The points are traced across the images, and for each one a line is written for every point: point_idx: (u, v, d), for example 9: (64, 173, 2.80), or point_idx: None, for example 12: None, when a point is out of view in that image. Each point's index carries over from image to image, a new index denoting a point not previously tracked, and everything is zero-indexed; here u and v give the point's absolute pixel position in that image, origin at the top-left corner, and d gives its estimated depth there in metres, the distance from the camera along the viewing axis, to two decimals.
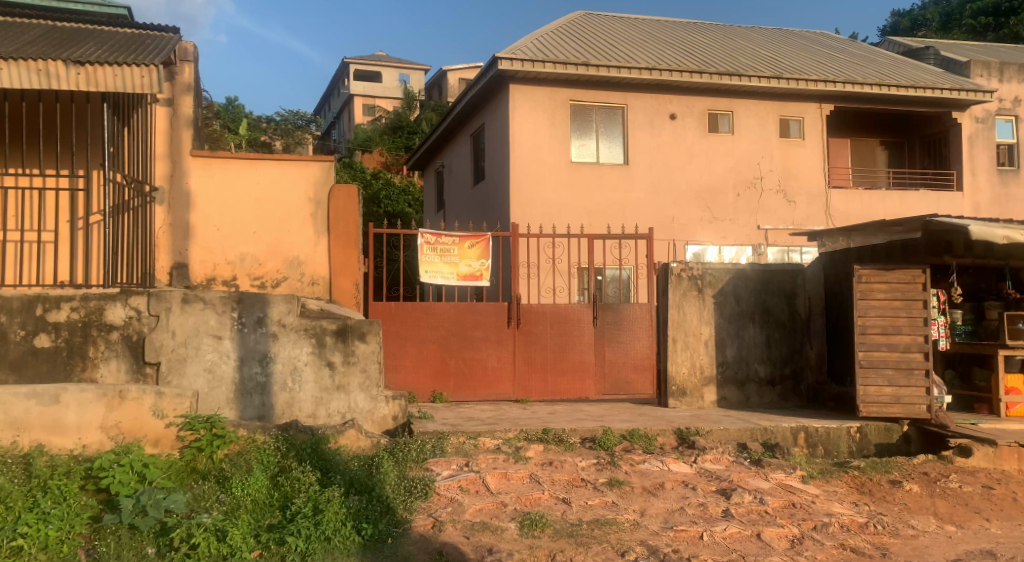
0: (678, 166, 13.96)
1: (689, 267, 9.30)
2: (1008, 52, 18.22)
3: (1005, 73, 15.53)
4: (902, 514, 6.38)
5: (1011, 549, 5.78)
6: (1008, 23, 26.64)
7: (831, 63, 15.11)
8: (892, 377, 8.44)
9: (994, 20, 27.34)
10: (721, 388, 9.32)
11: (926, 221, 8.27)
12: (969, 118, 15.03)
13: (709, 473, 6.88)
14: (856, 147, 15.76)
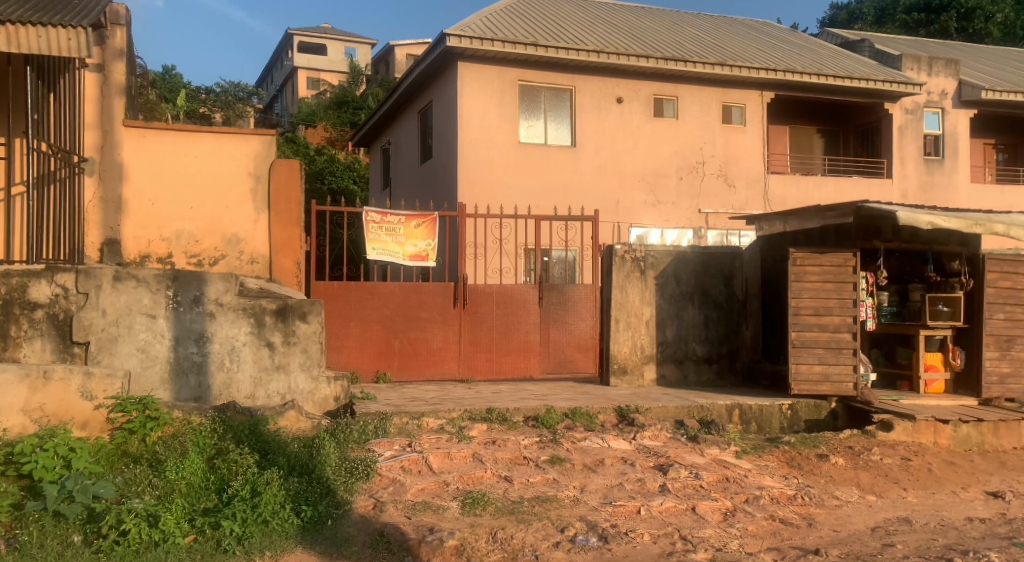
0: (624, 150, 14.09)
1: (633, 249, 9.44)
2: (937, 47, 18.86)
3: (934, 68, 15.87)
4: (827, 485, 6.69)
5: (925, 516, 6.12)
6: (939, 20, 27.60)
7: (773, 52, 15.43)
8: (822, 356, 8.78)
9: (926, 16, 28.27)
10: (661, 366, 9.54)
11: (858, 207, 8.56)
12: (900, 110, 15.57)
13: (647, 449, 7.06)
14: (794, 135, 16.33)
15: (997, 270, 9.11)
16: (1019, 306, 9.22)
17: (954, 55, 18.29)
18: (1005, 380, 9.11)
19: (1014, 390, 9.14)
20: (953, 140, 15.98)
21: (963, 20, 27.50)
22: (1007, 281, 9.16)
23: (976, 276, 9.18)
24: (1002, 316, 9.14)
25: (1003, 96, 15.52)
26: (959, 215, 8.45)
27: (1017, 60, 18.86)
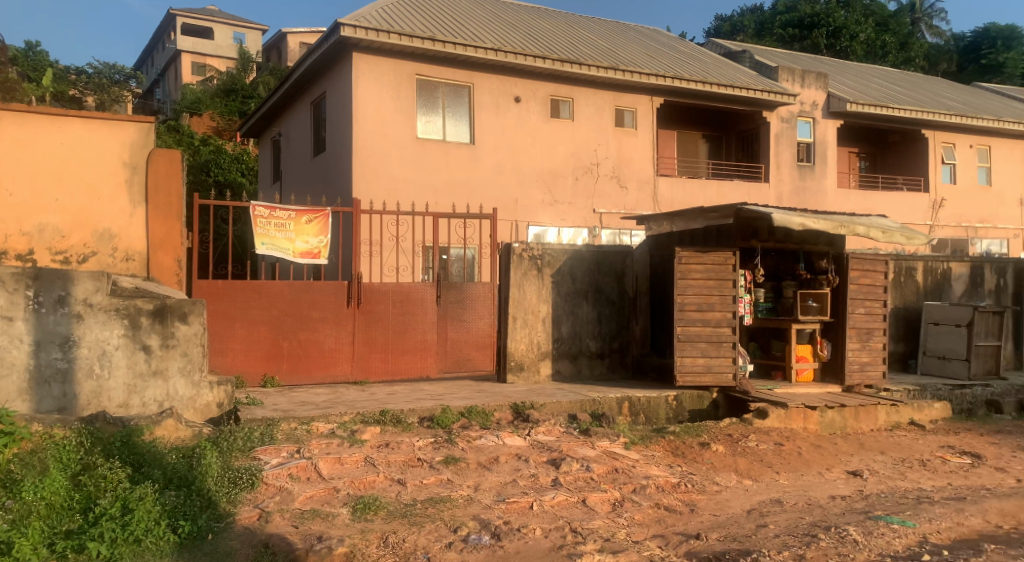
0: (521, 148, 14.22)
1: (531, 248, 9.53)
2: (808, 61, 20.18)
3: (806, 80, 16.94)
4: (709, 472, 7.05)
5: (795, 497, 6.56)
6: (811, 35, 29.55)
7: (662, 58, 16.01)
8: (705, 349, 9.20)
9: (800, 32, 30.09)
10: (556, 362, 9.72)
11: (738, 209, 8.99)
12: (776, 118, 16.54)
13: (541, 445, 7.17)
14: (681, 139, 17.09)
15: (859, 269, 9.86)
16: (877, 300, 10.02)
17: (823, 69, 19.62)
18: (865, 368, 9.88)
19: (873, 378, 9.93)
20: (822, 148, 17.13)
21: (831, 37, 29.43)
22: (867, 278, 9.93)
23: (841, 273, 9.89)
24: (863, 311, 9.91)
25: (865, 108, 16.78)
26: (827, 218, 9.09)
27: (876, 76, 20.49)
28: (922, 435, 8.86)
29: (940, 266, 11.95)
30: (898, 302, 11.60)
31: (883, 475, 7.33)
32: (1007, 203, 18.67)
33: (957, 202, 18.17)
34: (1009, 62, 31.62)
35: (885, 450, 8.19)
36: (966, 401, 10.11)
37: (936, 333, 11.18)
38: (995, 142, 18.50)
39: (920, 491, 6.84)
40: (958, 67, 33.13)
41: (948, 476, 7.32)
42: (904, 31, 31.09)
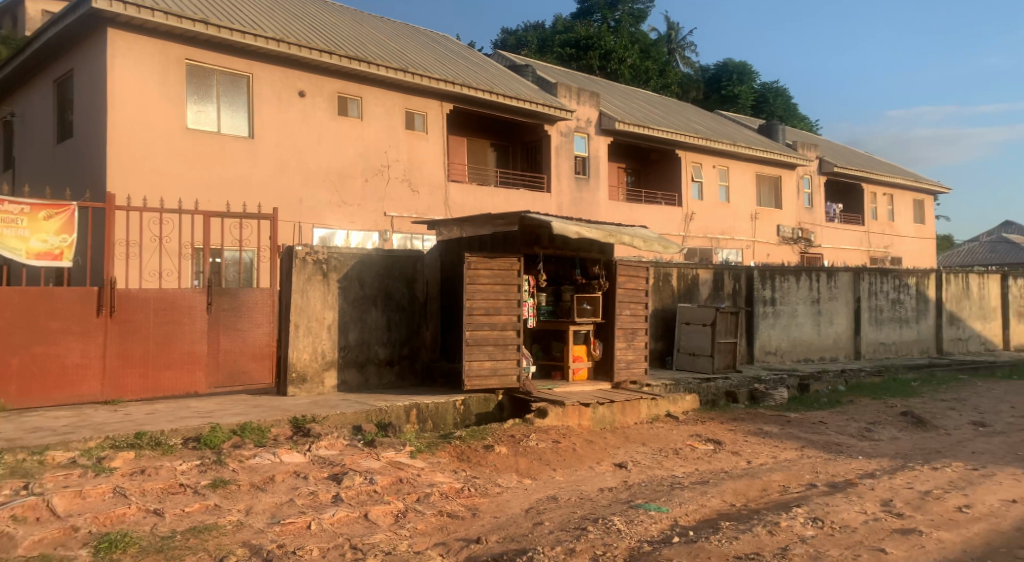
0: (305, 146, 13.61)
1: (315, 251, 9.14)
2: (584, 80, 21.65)
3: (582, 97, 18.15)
4: (491, 475, 7.24)
5: (569, 493, 6.94)
6: (587, 56, 31.76)
7: (451, 65, 16.24)
8: (491, 352, 9.40)
9: (576, 52, 32.10)
10: (342, 371, 9.40)
11: (521, 217, 9.25)
12: (556, 131, 17.49)
13: (322, 459, 6.88)
14: (470, 147, 17.46)
15: (625, 274, 10.73)
16: (641, 303, 10.95)
17: (596, 89, 21.13)
18: (630, 365, 10.74)
19: (637, 374, 10.83)
20: (596, 162, 18.39)
21: (603, 60, 31.95)
22: (633, 282, 10.84)
23: (610, 278, 10.71)
24: (629, 313, 10.78)
25: (632, 128, 18.33)
26: (599, 228, 9.76)
27: (640, 99, 22.54)
28: (676, 425, 9.84)
29: (689, 272, 13.34)
30: (657, 304, 12.81)
31: (644, 465, 8.02)
32: (740, 217, 21.28)
33: (703, 215, 20.37)
34: (742, 94, 35.90)
35: (646, 442, 8.96)
36: (710, 393, 11.39)
37: (687, 331, 12.51)
38: (734, 165, 21.17)
39: (673, 478, 7.57)
40: (705, 95, 37.43)
41: (696, 462, 8.18)
42: (663, 59, 34.74)
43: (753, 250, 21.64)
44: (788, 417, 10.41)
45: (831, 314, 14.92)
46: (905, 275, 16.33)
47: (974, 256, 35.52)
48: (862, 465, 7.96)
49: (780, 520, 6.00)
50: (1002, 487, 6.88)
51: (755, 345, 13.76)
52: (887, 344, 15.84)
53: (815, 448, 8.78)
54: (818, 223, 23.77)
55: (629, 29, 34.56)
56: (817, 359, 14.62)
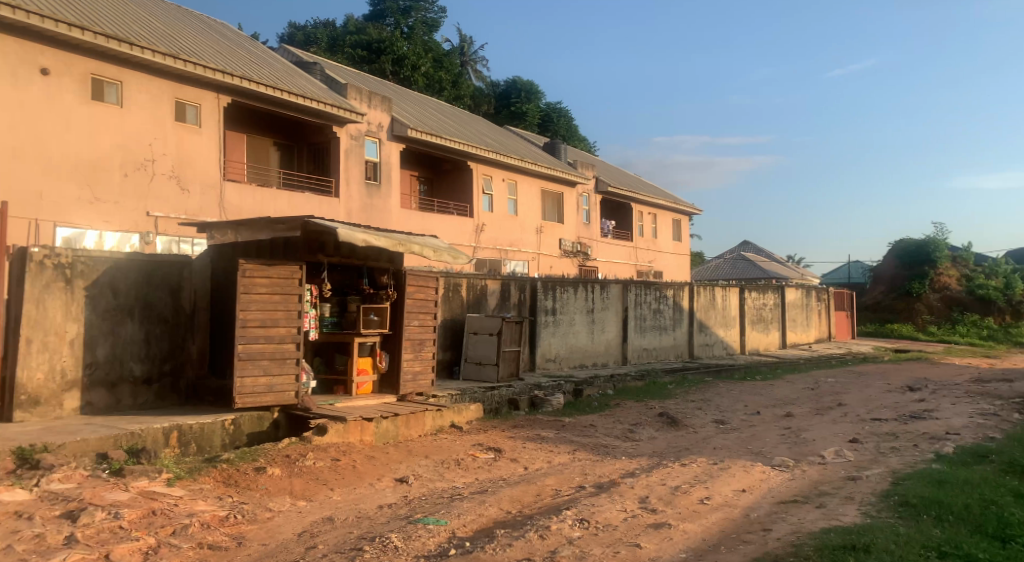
0: (48, 132, 11.90)
1: (54, 254, 8.02)
2: (375, 84, 21.37)
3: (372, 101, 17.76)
4: (261, 499, 6.79)
5: (346, 512, 6.70)
6: (379, 59, 31.47)
7: (230, 56, 15.16)
8: (267, 368, 8.80)
9: (368, 54, 31.69)
10: (88, 392, 8.30)
11: (305, 222, 8.79)
12: (345, 134, 16.98)
13: (54, 496, 5.98)
14: (250, 144, 16.42)
15: (413, 285, 10.65)
16: (428, 313, 10.90)
17: (387, 94, 20.89)
18: (416, 377, 10.66)
19: (423, 386, 10.77)
20: (387, 169, 18.11)
21: (395, 65, 31.79)
22: (420, 293, 10.76)
23: (398, 289, 10.57)
24: (416, 323, 10.69)
25: (424, 136, 18.33)
26: (387, 236, 9.56)
27: (432, 108, 22.73)
28: (459, 436, 9.95)
29: (478, 283, 13.61)
30: (446, 314, 12.92)
31: (425, 478, 7.99)
32: (526, 229, 22.22)
33: (492, 227, 20.95)
34: (530, 111, 37.60)
35: (428, 454, 8.93)
36: (495, 401, 11.69)
37: (474, 341, 12.76)
38: (520, 179, 22.05)
39: (453, 489, 7.63)
40: (494, 109, 38.74)
41: (476, 471, 8.32)
42: (455, 70, 35.38)
43: (537, 262, 22.70)
44: (562, 422, 10.99)
45: (604, 322, 16.08)
46: (666, 287, 18.09)
47: (719, 271, 40.42)
48: (624, 465, 8.61)
49: (550, 524, 6.28)
50: (735, 478, 7.81)
51: (536, 353, 14.40)
52: (649, 350, 17.41)
53: (585, 451, 9.34)
54: (594, 238, 25.56)
55: (422, 37, 34.71)
56: (590, 364, 15.66)
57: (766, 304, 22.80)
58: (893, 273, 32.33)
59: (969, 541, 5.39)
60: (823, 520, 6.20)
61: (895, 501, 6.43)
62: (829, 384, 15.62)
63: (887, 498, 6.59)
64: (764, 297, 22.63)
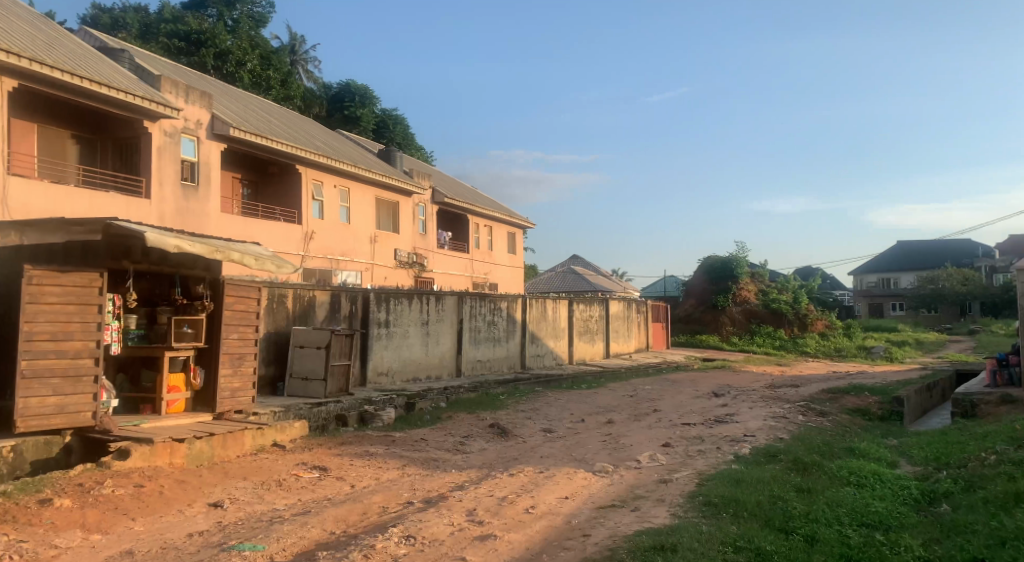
0: None
1: None
2: (195, 77, 19.91)
3: (190, 95, 16.42)
4: (45, 536, 6.02)
5: (148, 543, 6.11)
6: (199, 52, 29.54)
7: (18, 35, 13.43)
8: (58, 387, 7.79)
9: (187, 45, 29.72)
10: None
11: (106, 225, 7.92)
12: (159, 130, 15.63)
13: None
14: (42, 135, 14.68)
15: (233, 295, 9.98)
16: (250, 326, 10.28)
17: (208, 90, 19.57)
18: (236, 394, 9.96)
19: (243, 403, 10.08)
20: (207, 169, 16.86)
21: (218, 59, 30.08)
22: (242, 304, 10.12)
23: (216, 299, 9.82)
24: (236, 336, 10.03)
25: (249, 137, 17.32)
26: (203, 242, 8.89)
27: (259, 107, 21.58)
28: (283, 455, 9.40)
29: (306, 294, 13.07)
30: (270, 327, 12.30)
31: (242, 501, 7.46)
32: (360, 239, 21.73)
33: (323, 235, 20.27)
34: (364, 117, 36.93)
35: (247, 476, 8.33)
36: (321, 418, 11.23)
37: (300, 355, 12.22)
38: (353, 186, 21.50)
39: (273, 512, 7.19)
40: (328, 113, 37.49)
41: (300, 491, 7.90)
42: (285, 69, 33.95)
43: (371, 273, 22.25)
44: (392, 437, 10.78)
45: (438, 334, 16.06)
46: (500, 299, 18.43)
47: (549, 284, 41.96)
48: (453, 478, 8.59)
49: (374, 543, 6.12)
50: (559, 486, 8.06)
51: (368, 367, 14.07)
52: (482, 362, 17.61)
53: (414, 465, 9.21)
54: (430, 249, 25.53)
55: (249, 32, 32.98)
56: (424, 377, 15.54)
57: (592, 316, 23.96)
58: (702, 290, 35.11)
59: (760, 535, 5.94)
60: (637, 523, 6.55)
61: (699, 501, 6.95)
62: (646, 391, 16.65)
63: (692, 498, 7.10)
64: (591, 309, 23.76)
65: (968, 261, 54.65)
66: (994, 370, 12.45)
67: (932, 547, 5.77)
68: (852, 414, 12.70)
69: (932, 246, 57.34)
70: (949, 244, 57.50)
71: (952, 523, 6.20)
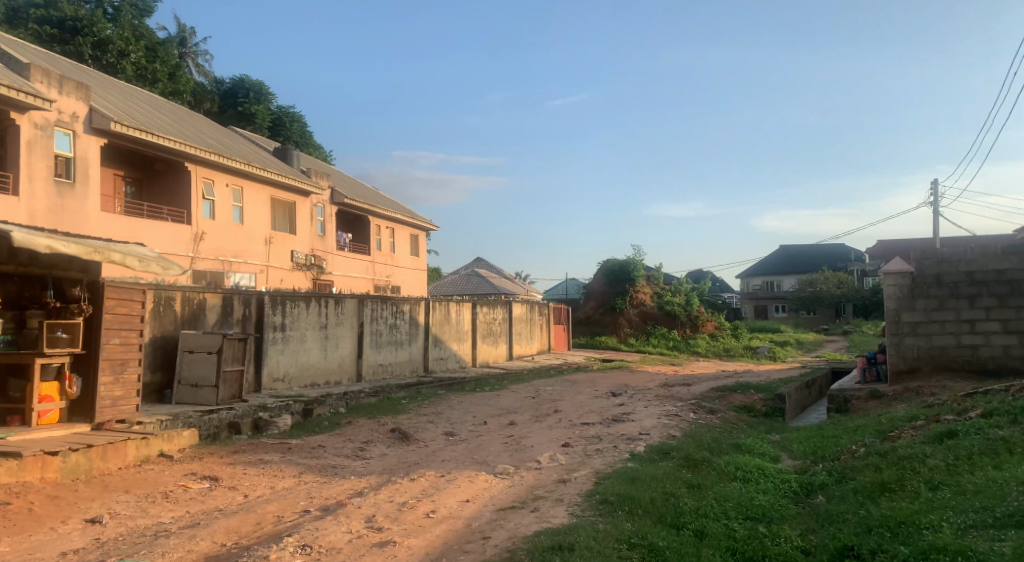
0: None
1: None
2: (70, 66, 18.55)
3: (64, 86, 15.25)
4: None
5: None
6: (75, 41, 27.53)
7: None
8: None
9: (60, 33, 27.55)
10: None
11: None
12: (28, 122, 14.46)
13: None
14: None
15: (113, 297, 9.34)
16: (133, 330, 9.66)
17: (85, 80, 18.31)
18: (117, 403, 9.37)
19: (125, 412, 9.49)
20: (84, 165, 15.78)
21: (96, 49, 28.19)
22: (124, 307, 9.50)
23: (95, 302, 9.17)
24: (118, 341, 9.41)
25: (132, 132, 16.32)
26: (78, 241, 8.32)
27: (142, 100, 20.35)
28: (170, 465, 8.89)
29: (196, 296, 12.46)
30: (156, 331, 11.64)
31: (123, 516, 7.01)
32: (255, 240, 20.94)
33: (214, 236, 19.40)
34: (259, 113, 35.61)
35: (129, 489, 7.83)
36: (212, 425, 10.71)
37: (190, 361, 11.63)
38: (247, 185, 20.67)
39: (157, 526, 6.80)
40: (219, 108, 36.14)
41: (188, 503, 7.50)
42: (172, 61, 32.25)
43: (266, 275, 21.49)
44: (288, 444, 10.44)
45: (337, 338, 15.70)
46: (402, 302, 18.21)
47: (453, 287, 41.89)
48: (352, 484, 8.41)
49: (268, 554, 5.91)
50: (460, 489, 8.05)
51: (263, 373, 13.57)
52: (384, 366, 17.34)
53: (312, 472, 8.95)
54: (329, 251, 24.94)
55: (132, 21, 31.05)
56: (323, 382, 15.14)
57: (495, 319, 24.10)
58: (601, 292, 36.19)
59: (653, 531, 6.15)
60: (536, 523, 6.64)
61: (596, 500, 7.12)
62: (547, 392, 16.91)
63: (590, 497, 7.27)
64: (494, 311, 23.89)
65: (842, 266, 58.74)
66: (864, 367, 13.47)
67: (809, 537, 6.16)
68: (739, 411, 13.39)
69: (810, 251, 61.23)
70: (826, 250, 61.58)
71: (827, 512, 6.64)
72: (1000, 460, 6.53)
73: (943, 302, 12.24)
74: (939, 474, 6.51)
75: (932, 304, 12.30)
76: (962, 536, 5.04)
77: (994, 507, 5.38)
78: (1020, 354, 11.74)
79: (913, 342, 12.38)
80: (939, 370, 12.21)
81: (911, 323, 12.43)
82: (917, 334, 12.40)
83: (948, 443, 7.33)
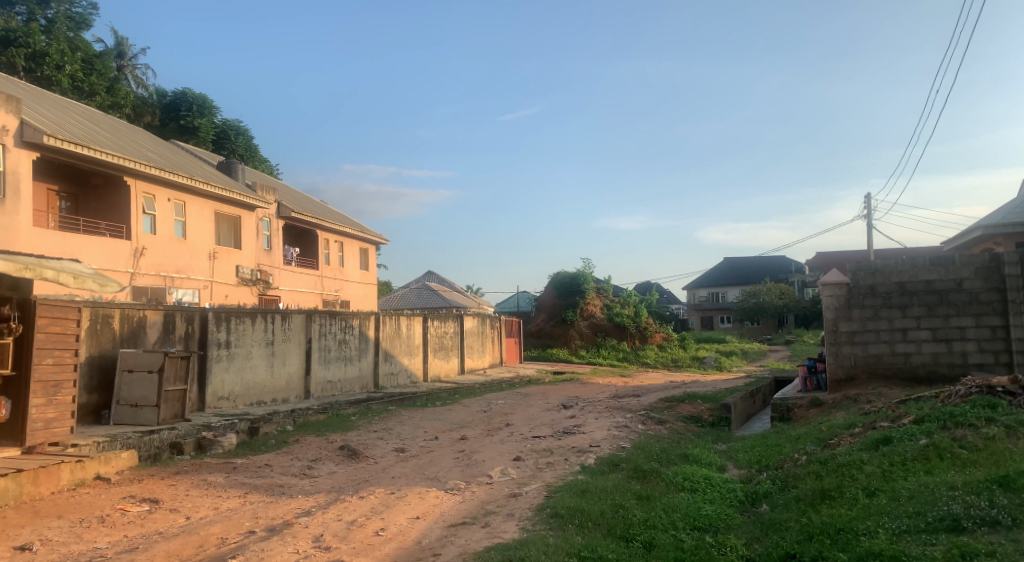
0: None
1: None
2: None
3: None
4: None
5: None
6: (7, 51, 26.58)
7: None
8: None
9: None
10: None
11: None
12: None
13: None
14: None
15: (46, 316, 8.94)
16: (67, 350, 9.24)
17: (15, 94, 17.67)
18: (49, 425, 8.95)
19: (59, 435, 9.08)
20: (14, 180, 15.16)
21: (30, 61, 27.15)
22: (57, 325, 9.07)
23: (25, 322, 8.79)
24: (51, 361, 8.98)
25: (64, 144, 15.71)
26: (7, 258, 8.01)
27: (76, 113, 19.61)
28: (106, 489, 8.54)
29: (135, 313, 12.06)
30: (92, 350, 11.24)
31: (56, 542, 6.71)
32: (198, 255, 20.42)
33: (155, 251, 18.87)
34: (202, 127, 34.97)
35: (62, 514, 7.51)
36: (153, 446, 10.39)
37: (128, 380, 11.23)
38: (190, 199, 20.14)
39: (92, 551, 6.54)
40: (160, 121, 35.21)
41: (125, 527, 7.23)
42: (109, 74, 31.41)
43: (210, 290, 20.95)
44: (233, 464, 10.18)
45: (285, 355, 15.40)
46: (351, 317, 17.97)
47: (405, 300, 41.49)
48: (299, 503, 8.24)
49: None
50: (410, 506, 7.96)
51: (206, 392, 13.22)
52: (333, 382, 17.07)
53: (257, 492, 8.73)
54: (275, 265, 24.49)
55: (67, 33, 30.16)
56: (270, 400, 14.82)
57: (446, 332, 23.94)
58: (552, 303, 36.50)
59: (603, 544, 6.20)
60: (487, 539, 6.62)
61: (547, 513, 7.14)
62: (498, 406, 16.90)
63: (541, 511, 7.27)
64: (445, 325, 23.77)
65: (783, 277, 60.74)
66: (805, 377, 13.89)
67: (753, 546, 6.30)
68: (687, 421, 13.63)
69: (753, 263, 63.03)
70: (768, 262, 63.33)
71: (770, 521, 6.80)
72: (931, 465, 6.80)
73: (877, 312, 12.70)
74: (875, 481, 6.75)
75: (867, 314, 12.74)
76: (896, 541, 5.23)
77: (926, 512, 5.59)
78: (948, 361, 12.29)
79: (850, 351, 12.80)
80: (874, 378, 12.64)
81: (848, 333, 12.86)
82: (853, 343, 12.82)
83: (883, 450, 7.60)
